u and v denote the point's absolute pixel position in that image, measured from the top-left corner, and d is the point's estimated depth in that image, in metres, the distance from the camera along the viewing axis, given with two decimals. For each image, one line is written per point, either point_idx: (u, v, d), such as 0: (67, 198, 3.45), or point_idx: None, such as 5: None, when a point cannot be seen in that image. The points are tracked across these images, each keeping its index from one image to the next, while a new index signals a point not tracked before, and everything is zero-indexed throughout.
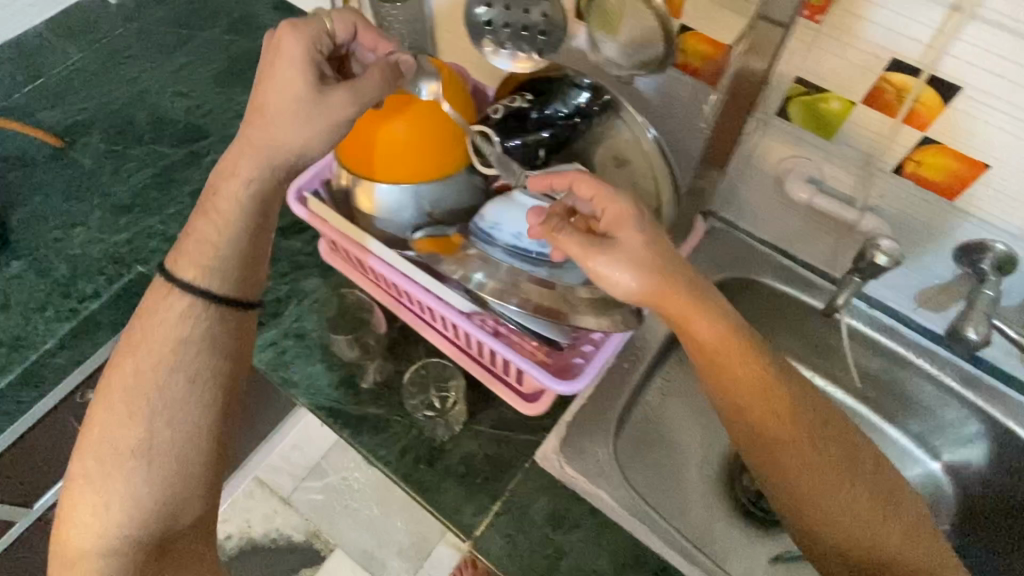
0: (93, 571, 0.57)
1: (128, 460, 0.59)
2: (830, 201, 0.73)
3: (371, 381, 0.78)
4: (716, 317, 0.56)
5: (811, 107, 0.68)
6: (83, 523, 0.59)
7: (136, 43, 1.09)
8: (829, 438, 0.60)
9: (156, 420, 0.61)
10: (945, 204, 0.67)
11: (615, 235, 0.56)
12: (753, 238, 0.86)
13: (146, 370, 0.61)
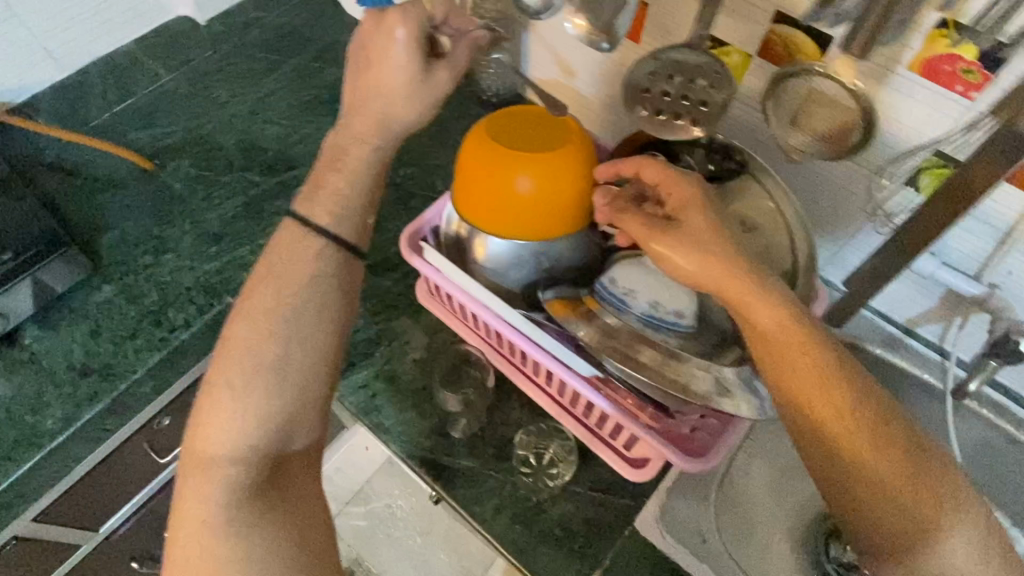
0: (221, 477, 0.53)
1: (261, 380, 0.56)
2: (955, 276, 0.71)
3: (462, 432, 0.75)
4: (774, 299, 0.52)
5: None
6: (213, 435, 0.55)
7: (226, 65, 1.08)
8: (943, 484, 0.50)
9: (289, 344, 0.57)
10: None
11: (681, 219, 0.56)
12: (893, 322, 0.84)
13: (284, 295, 0.59)
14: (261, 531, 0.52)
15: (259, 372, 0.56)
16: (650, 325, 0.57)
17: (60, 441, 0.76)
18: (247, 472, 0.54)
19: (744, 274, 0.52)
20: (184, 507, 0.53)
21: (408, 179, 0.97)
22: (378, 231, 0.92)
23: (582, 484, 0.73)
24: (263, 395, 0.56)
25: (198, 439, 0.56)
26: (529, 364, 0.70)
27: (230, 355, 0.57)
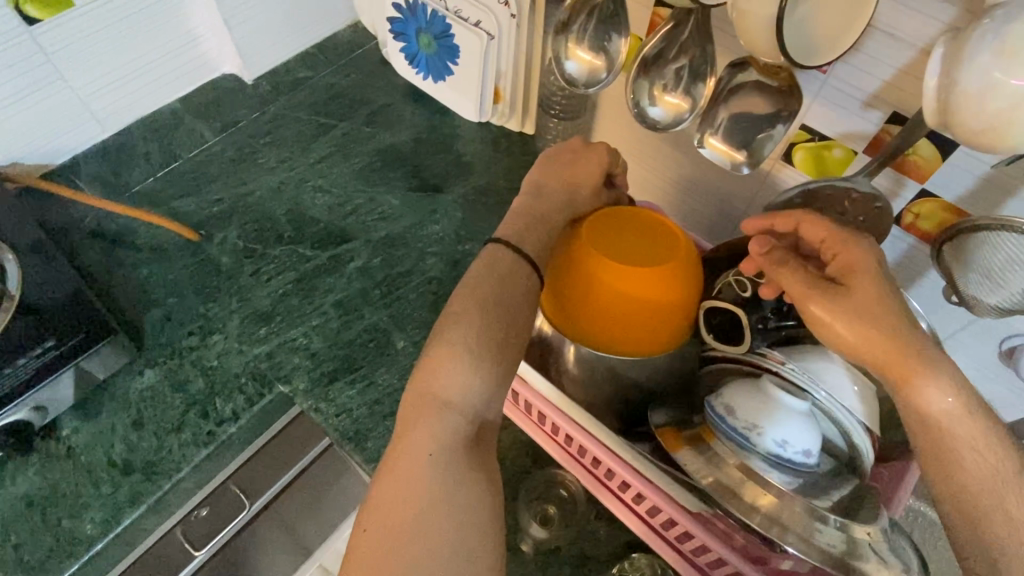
0: (445, 426, 0.48)
1: (490, 351, 0.51)
2: None
3: (535, 546, 0.69)
4: (951, 385, 0.46)
5: None
6: (441, 387, 0.50)
7: (274, 129, 1.05)
8: None
9: (512, 324, 0.53)
10: None
11: (845, 282, 0.51)
12: None
13: (515, 275, 0.55)
14: (473, 496, 0.47)
15: (489, 342, 0.51)
16: (775, 465, 0.51)
17: (98, 549, 0.70)
18: (467, 438, 0.49)
19: (919, 353, 0.47)
20: (401, 449, 0.48)
21: (467, 254, 0.91)
22: (438, 312, 0.86)
23: None
24: (489, 365, 0.50)
25: (423, 384, 0.50)
26: (616, 480, 0.64)
27: (468, 312, 0.52)
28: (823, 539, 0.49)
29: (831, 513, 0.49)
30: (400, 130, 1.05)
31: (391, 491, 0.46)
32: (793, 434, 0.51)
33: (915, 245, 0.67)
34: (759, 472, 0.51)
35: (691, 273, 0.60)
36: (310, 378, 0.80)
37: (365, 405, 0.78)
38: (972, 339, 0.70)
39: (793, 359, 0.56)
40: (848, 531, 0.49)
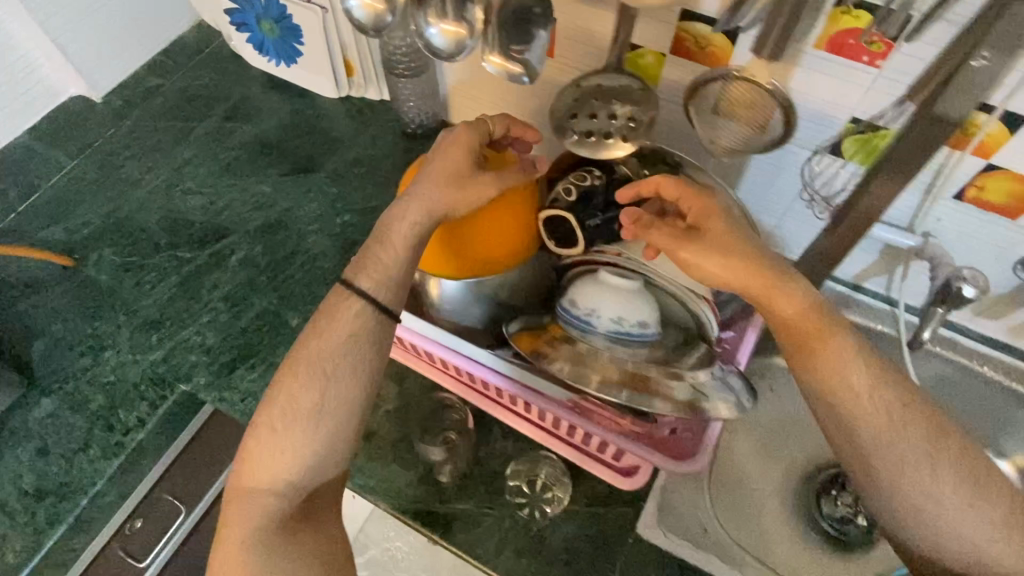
0: (258, 510, 0.53)
1: (298, 428, 0.54)
2: (888, 230, 0.75)
3: (451, 476, 0.73)
4: (798, 294, 0.53)
5: (866, 145, 0.65)
6: (252, 470, 0.54)
7: (132, 141, 1.04)
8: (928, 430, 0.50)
9: (326, 393, 0.54)
10: (1006, 222, 0.69)
11: (703, 227, 0.56)
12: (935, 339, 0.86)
13: (338, 344, 0.55)
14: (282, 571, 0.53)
15: (296, 422, 0.53)
16: (615, 338, 0.59)
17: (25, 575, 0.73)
18: (281, 516, 0.54)
19: (775, 275, 0.53)
20: (226, 526, 0.54)
21: (347, 224, 0.94)
22: (326, 285, 0.89)
23: (581, 501, 0.73)
24: (296, 448, 0.53)
25: (242, 469, 0.55)
26: (506, 396, 0.70)
27: (283, 388, 0.54)
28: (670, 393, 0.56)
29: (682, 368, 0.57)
30: (261, 119, 1.05)
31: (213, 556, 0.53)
32: (633, 309, 0.58)
33: None
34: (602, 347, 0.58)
35: (524, 198, 0.63)
36: (210, 372, 0.82)
37: (268, 385, 0.81)
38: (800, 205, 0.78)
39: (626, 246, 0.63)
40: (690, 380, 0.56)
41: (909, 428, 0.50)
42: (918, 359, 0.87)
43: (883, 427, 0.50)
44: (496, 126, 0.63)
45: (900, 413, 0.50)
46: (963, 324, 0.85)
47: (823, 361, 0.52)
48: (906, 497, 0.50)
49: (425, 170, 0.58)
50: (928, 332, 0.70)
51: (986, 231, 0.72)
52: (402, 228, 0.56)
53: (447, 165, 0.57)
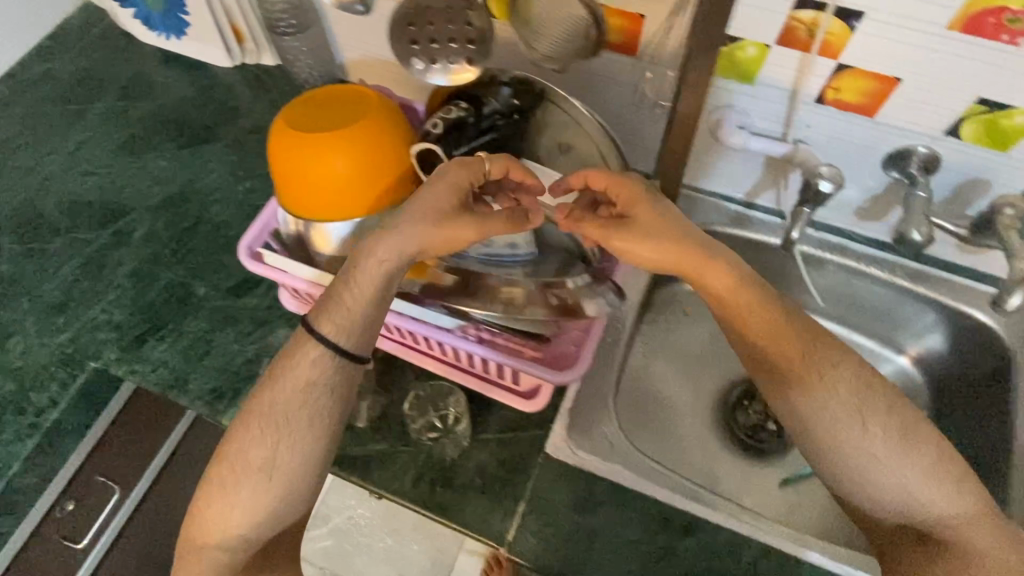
0: (217, 547, 0.66)
1: (248, 481, 0.65)
2: (763, 140, 0.77)
3: (366, 420, 0.77)
4: (726, 271, 0.65)
5: (729, 56, 0.72)
6: (213, 512, 0.66)
7: (23, 128, 1.01)
8: (840, 377, 0.65)
9: (276, 450, 0.64)
10: (866, 121, 0.73)
11: (631, 213, 0.64)
12: (818, 244, 0.89)
13: (292, 398, 0.64)
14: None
15: (253, 475, 0.65)
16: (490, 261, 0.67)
17: None
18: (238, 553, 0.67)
19: (703, 252, 0.64)
20: (191, 556, 0.67)
21: (250, 191, 0.94)
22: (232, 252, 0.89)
23: (492, 428, 0.77)
24: (253, 496, 0.65)
25: (202, 513, 0.66)
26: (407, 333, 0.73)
27: (243, 436, 0.65)
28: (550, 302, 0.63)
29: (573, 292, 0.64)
30: (157, 95, 1.04)
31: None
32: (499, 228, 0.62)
33: None
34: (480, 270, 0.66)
35: (397, 140, 0.65)
36: (119, 346, 0.83)
37: (180, 353, 0.82)
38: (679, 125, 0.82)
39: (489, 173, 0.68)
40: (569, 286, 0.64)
41: (834, 390, 0.65)
42: (811, 268, 0.91)
43: (813, 392, 0.65)
44: (490, 167, 0.63)
45: (817, 357, 0.66)
46: (848, 230, 0.89)
47: (764, 341, 0.66)
48: (846, 452, 0.64)
49: (411, 208, 0.61)
50: (797, 232, 0.73)
51: (851, 132, 0.75)
52: (371, 267, 0.62)
53: (428, 205, 0.61)
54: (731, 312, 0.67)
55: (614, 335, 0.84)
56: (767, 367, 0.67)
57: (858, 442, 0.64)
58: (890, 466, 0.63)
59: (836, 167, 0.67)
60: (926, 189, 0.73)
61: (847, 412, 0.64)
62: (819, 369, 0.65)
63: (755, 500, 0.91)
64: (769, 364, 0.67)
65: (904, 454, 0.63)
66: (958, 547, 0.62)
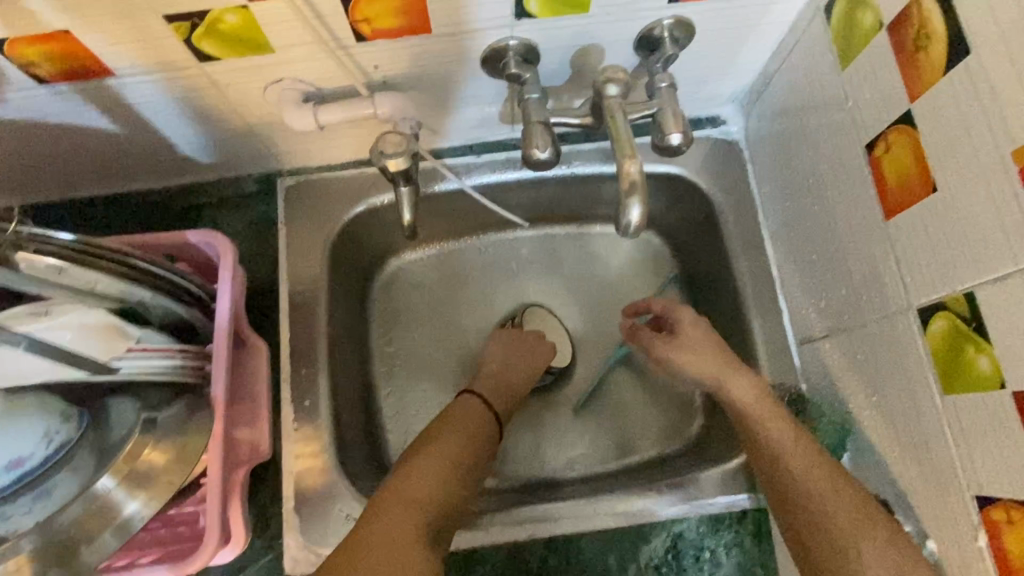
0: (410, 512, 0.56)
1: (446, 462, 0.62)
2: (336, 106, 0.61)
3: None
4: (750, 378, 0.63)
5: (215, 35, 0.53)
6: (418, 486, 0.58)
7: None
8: (827, 473, 0.54)
9: (473, 440, 0.66)
10: (429, 39, 0.57)
11: (679, 335, 0.69)
12: (481, 170, 0.76)
13: (476, 418, 0.69)
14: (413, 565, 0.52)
15: (459, 461, 0.63)
16: None
17: None
18: (422, 528, 0.56)
19: (724, 359, 0.65)
20: (367, 528, 0.54)
21: None
22: None
23: None
24: (454, 474, 0.61)
25: (396, 484, 0.58)
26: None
27: (452, 429, 0.66)
28: (119, 515, 0.48)
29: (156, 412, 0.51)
30: None
31: (362, 529, 0.54)
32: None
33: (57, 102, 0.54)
34: None
35: None
36: None
37: None
38: (242, 113, 0.65)
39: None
40: (128, 509, 0.48)
41: (828, 487, 0.53)
42: (497, 196, 0.79)
43: (806, 501, 0.54)
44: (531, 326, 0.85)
45: (798, 456, 0.56)
46: (510, 137, 0.77)
47: (760, 439, 0.59)
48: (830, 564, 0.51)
49: (516, 345, 0.79)
50: (409, 212, 0.59)
51: (423, 55, 0.60)
52: (505, 387, 0.75)
53: (525, 357, 0.78)
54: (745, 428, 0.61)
55: (310, 393, 0.70)
56: (769, 477, 0.57)
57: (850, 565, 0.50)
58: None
59: (398, 134, 0.53)
60: (535, 86, 0.60)
61: (843, 531, 0.51)
62: (796, 463, 0.56)
63: (558, 445, 0.82)
64: (793, 474, 0.55)
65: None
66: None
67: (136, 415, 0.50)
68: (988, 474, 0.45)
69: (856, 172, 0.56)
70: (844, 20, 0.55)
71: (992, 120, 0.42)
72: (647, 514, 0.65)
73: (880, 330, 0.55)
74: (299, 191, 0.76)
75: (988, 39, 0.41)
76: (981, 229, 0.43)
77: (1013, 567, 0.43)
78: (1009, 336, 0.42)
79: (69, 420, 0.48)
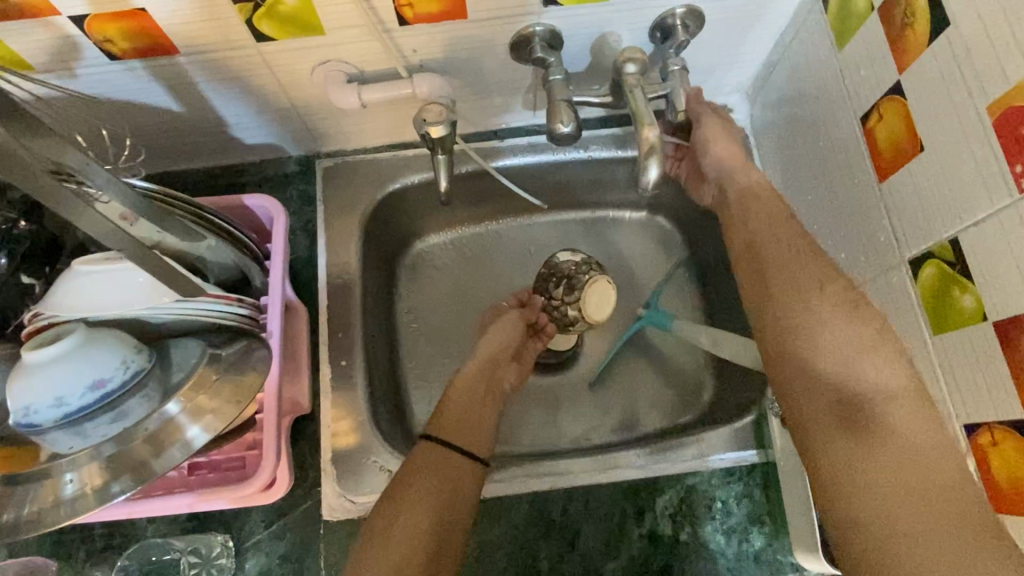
0: None
1: (393, 545, 0.58)
2: (377, 85, 0.67)
3: None
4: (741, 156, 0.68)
5: (274, 16, 0.59)
6: None
7: None
8: (803, 248, 0.58)
9: (424, 507, 0.60)
10: (464, 24, 0.63)
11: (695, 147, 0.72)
12: (504, 153, 0.82)
13: (437, 474, 0.63)
14: None
15: (410, 540, 0.58)
16: (76, 432, 0.50)
17: None
18: None
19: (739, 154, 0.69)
20: None
21: None
22: None
23: (261, 529, 0.68)
24: (413, 554, 0.57)
25: None
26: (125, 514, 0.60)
27: (403, 503, 0.60)
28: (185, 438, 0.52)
29: (222, 350, 0.56)
30: None
31: None
32: (83, 377, 0.49)
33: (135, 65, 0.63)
34: (65, 449, 0.50)
35: None
36: None
37: None
38: (290, 93, 0.71)
39: (47, 305, 0.53)
40: (190, 432, 0.52)
41: (803, 255, 0.57)
42: (519, 178, 0.85)
43: (778, 264, 0.57)
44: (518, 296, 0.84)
45: (780, 235, 0.59)
46: (530, 123, 0.83)
47: (752, 225, 0.62)
48: (787, 318, 0.54)
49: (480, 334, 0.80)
50: (445, 180, 0.65)
51: (457, 40, 0.66)
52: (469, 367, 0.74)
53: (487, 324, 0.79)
54: (736, 219, 0.64)
55: (347, 355, 0.75)
56: (754, 254, 0.60)
57: (804, 312, 0.54)
58: (828, 329, 0.52)
59: (439, 106, 0.60)
60: (559, 69, 0.66)
61: (804, 285, 0.55)
62: (772, 239, 0.59)
63: (575, 415, 0.86)
64: (771, 242, 0.59)
65: (856, 327, 0.51)
66: (879, 424, 0.47)
67: (202, 350, 0.55)
68: (978, 401, 0.49)
69: (852, 142, 0.62)
70: (839, 8, 0.61)
71: (972, 81, 0.47)
72: (659, 468, 0.70)
73: (878, 286, 0.60)
74: (336, 172, 0.82)
75: (964, 11, 0.47)
76: (964, 179, 0.49)
77: (1000, 485, 0.48)
78: (989, 271, 0.47)
79: (142, 352, 0.53)
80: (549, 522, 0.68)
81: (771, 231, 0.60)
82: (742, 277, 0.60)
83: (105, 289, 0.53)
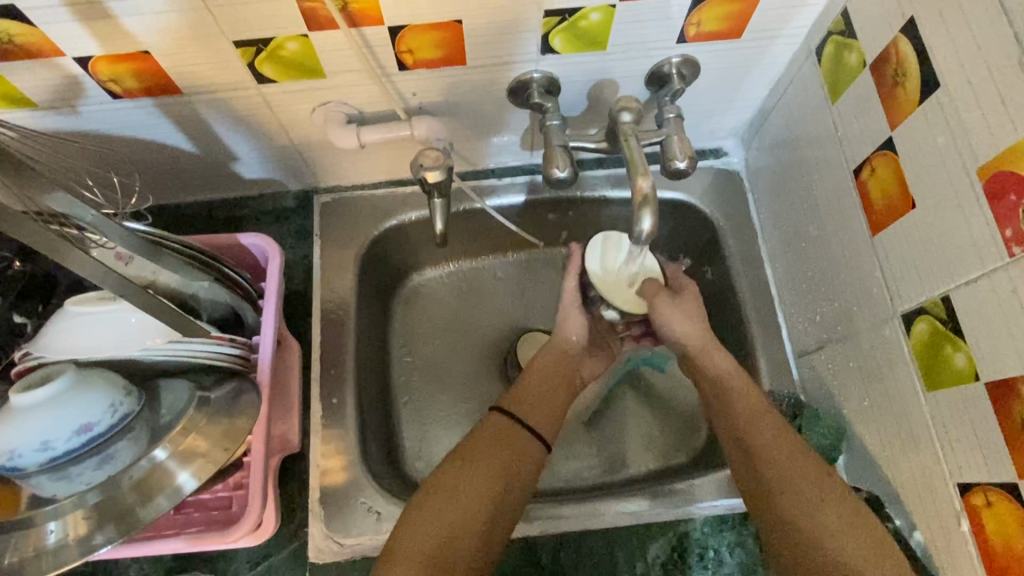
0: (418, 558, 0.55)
1: (461, 493, 0.60)
2: (375, 127, 0.68)
3: None
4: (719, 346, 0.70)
5: (276, 60, 0.60)
6: (430, 527, 0.57)
7: None
8: (791, 450, 0.60)
9: (495, 466, 0.62)
10: (463, 70, 0.64)
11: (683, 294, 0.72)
12: (501, 191, 0.83)
13: (511, 440, 0.65)
14: None
15: (479, 490, 0.60)
16: (62, 476, 0.50)
17: None
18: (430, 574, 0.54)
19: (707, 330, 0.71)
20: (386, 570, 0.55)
21: None
22: None
23: (246, 570, 0.67)
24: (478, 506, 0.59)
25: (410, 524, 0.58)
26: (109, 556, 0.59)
27: (477, 453, 0.63)
28: (172, 483, 0.52)
29: (210, 392, 0.55)
30: None
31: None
32: (71, 424, 0.49)
33: (137, 104, 0.63)
34: (50, 493, 0.50)
35: None
36: None
37: None
38: (289, 131, 0.71)
39: (36, 345, 0.52)
40: (178, 478, 0.52)
41: (798, 459, 0.59)
42: (515, 216, 0.85)
43: (778, 466, 0.59)
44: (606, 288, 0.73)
45: (769, 433, 0.61)
46: (526, 162, 0.84)
47: (743, 417, 0.64)
48: (794, 521, 0.56)
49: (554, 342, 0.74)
50: (441, 222, 0.66)
51: (456, 84, 0.67)
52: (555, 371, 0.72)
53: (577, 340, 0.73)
54: (723, 409, 0.66)
55: (339, 392, 0.74)
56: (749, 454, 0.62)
57: (814, 523, 0.55)
58: (833, 535, 0.54)
59: (436, 151, 0.61)
60: (556, 114, 0.67)
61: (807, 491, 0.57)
62: (765, 441, 0.61)
63: (568, 455, 0.85)
64: (732, 428, 0.64)
65: (862, 538, 0.54)
66: None
67: (191, 392, 0.55)
68: (971, 461, 0.49)
69: (846, 193, 0.62)
70: (832, 61, 0.62)
71: (962, 143, 0.48)
72: (654, 514, 0.69)
73: (870, 338, 0.59)
74: (332, 208, 0.82)
75: (955, 76, 0.48)
76: (957, 237, 0.49)
77: (994, 548, 0.48)
78: (982, 332, 0.47)
79: (131, 394, 0.53)
80: (540, 568, 0.67)
81: (742, 425, 0.63)
82: (736, 468, 0.62)
83: (96, 331, 0.52)
